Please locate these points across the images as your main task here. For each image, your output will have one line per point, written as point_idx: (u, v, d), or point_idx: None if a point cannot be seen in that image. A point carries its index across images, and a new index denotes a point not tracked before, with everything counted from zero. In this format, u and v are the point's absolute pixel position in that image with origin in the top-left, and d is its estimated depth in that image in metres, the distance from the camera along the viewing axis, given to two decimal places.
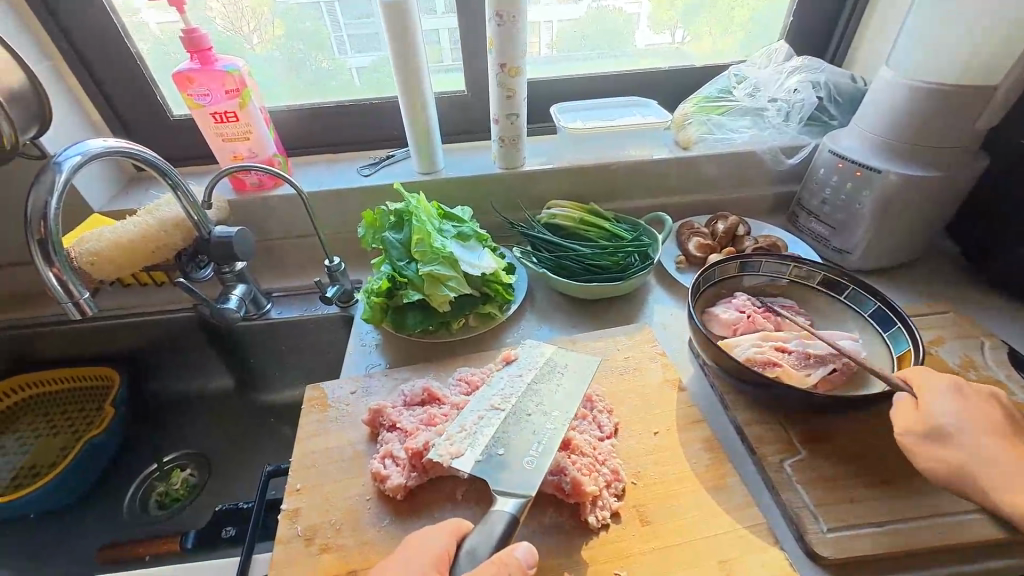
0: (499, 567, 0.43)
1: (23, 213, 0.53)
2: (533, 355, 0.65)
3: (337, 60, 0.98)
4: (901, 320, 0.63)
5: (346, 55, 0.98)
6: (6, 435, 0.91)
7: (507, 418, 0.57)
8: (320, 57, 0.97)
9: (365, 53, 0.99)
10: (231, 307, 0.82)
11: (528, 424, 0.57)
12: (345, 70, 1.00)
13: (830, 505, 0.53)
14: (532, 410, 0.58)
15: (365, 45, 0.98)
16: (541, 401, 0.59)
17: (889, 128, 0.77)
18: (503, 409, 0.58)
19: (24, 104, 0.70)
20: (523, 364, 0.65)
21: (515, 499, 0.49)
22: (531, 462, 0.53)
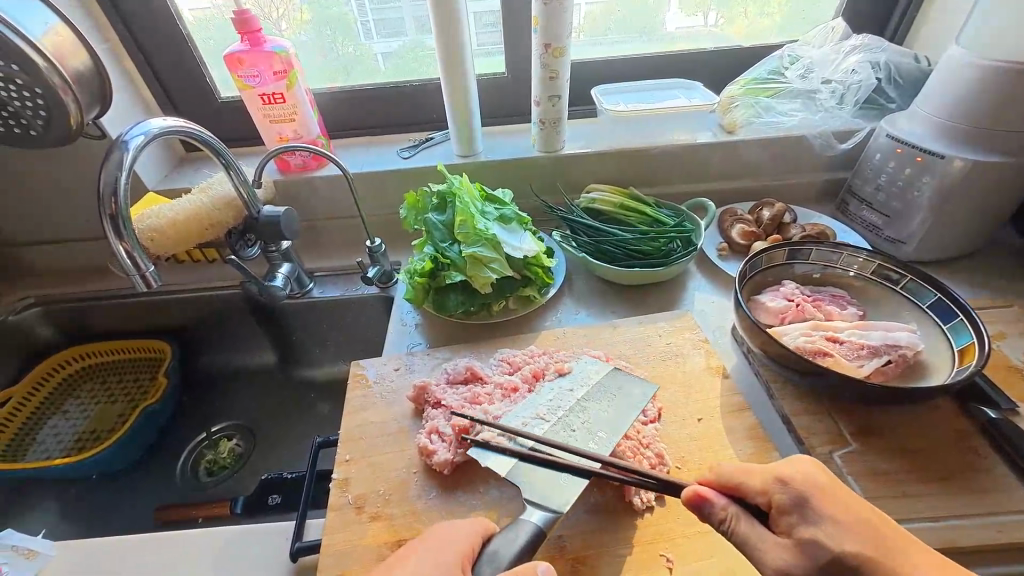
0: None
1: (96, 189, 0.55)
2: (587, 372, 0.63)
3: (363, 45, 0.98)
4: (964, 312, 0.60)
5: (372, 40, 0.98)
6: (69, 400, 0.96)
7: (552, 429, 0.56)
8: (345, 44, 0.98)
9: (393, 39, 0.99)
10: (277, 286, 0.85)
11: (571, 439, 0.55)
12: (369, 56, 1.00)
13: (883, 498, 0.52)
14: (577, 426, 0.56)
15: (392, 32, 0.98)
16: (590, 418, 0.57)
17: (955, 111, 0.73)
18: (550, 419, 0.57)
19: (88, 85, 0.73)
20: (576, 379, 0.63)
21: (543, 511, 0.49)
22: (566, 480, 0.52)
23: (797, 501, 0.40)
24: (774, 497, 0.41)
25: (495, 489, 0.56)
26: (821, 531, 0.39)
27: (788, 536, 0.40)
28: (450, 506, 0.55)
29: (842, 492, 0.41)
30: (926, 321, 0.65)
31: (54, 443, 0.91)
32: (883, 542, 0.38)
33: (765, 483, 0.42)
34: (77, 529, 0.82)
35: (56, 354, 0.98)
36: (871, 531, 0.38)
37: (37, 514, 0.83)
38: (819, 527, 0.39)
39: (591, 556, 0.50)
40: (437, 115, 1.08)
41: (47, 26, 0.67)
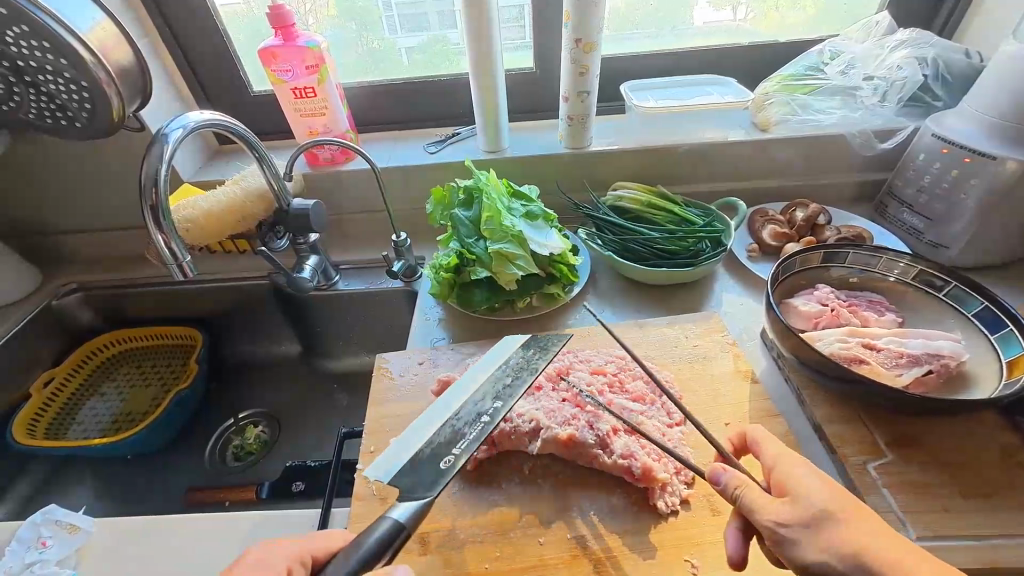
0: None
1: (137, 181, 0.57)
2: (506, 350, 0.61)
3: (388, 40, 0.99)
4: (1015, 321, 0.58)
5: (395, 34, 0.98)
6: (107, 383, 1.00)
7: (456, 415, 0.53)
8: (370, 39, 0.98)
9: (415, 34, 0.99)
10: (304, 278, 0.87)
11: (465, 418, 0.53)
12: (394, 51, 1.01)
13: (921, 512, 0.50)
14: (475, 404, 0.54)
15: (415, 25, 0.97)
16: (484, 404, 0.54)
17: (1009, 110, 0.69)
18: (450, 408, 0.54)
19: (130, 79, 0.75)
20: (492, 356, 0.60)
21: (408, 507, 0.44)
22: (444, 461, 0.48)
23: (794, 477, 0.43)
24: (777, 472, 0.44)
25: (517, 486, 0.56)
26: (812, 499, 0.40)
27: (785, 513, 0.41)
28: (473, 501, 0.55)
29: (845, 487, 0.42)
30: (972, 330, 0.62)
31: (92, 423, 0.94)
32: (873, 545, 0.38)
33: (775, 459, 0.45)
34: (112, 506, 0.85)
35: (95, 338, 1.02)
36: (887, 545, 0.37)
37: (78, 491, 0.87)
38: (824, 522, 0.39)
39: (614, 557, 0.50)
40: (461, 110, 1.07)
41: (93, 21, 0.69)
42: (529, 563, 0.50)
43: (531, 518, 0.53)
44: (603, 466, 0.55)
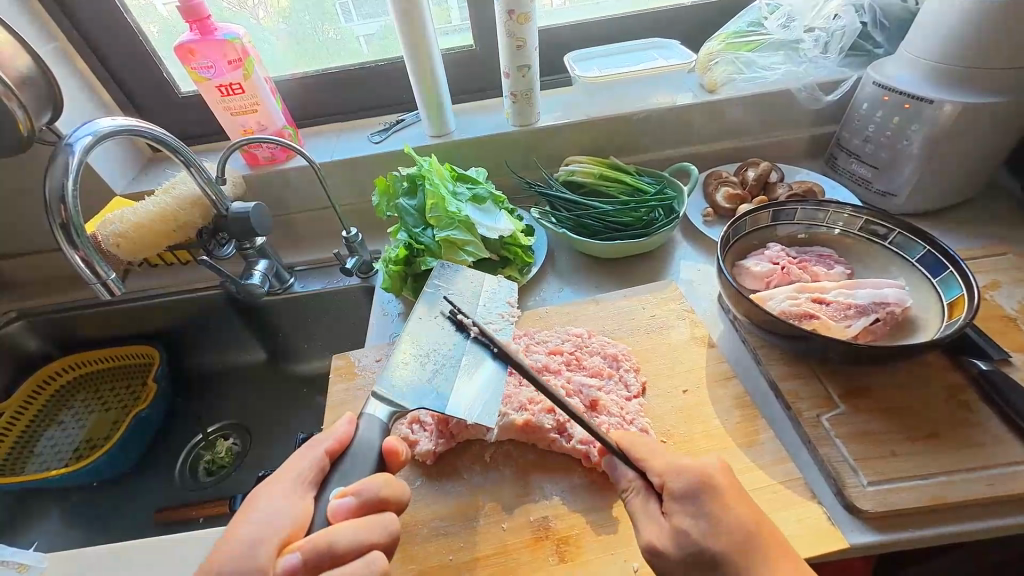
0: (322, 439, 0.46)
1: (43, 197, 0.54)
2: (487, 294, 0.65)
3: (345, 28, 0.95)
4: (953, 263, 0.59)
5: (351, 22, 0.94)
6: (63, 411, 0.96)
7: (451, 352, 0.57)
8: (327, 27, 0.94)
9: (372, 19, 0.95)
10: (254, 283, 0.84)
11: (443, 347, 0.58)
12: (353, 39, 0.97)
13: (872, 459, 0.51)
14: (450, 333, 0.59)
15: (370, 12, 0.93)
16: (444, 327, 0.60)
17: (944, 51, 0.69)
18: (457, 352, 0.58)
19: (33, 87, 0.70)
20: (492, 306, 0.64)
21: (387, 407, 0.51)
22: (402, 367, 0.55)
23: (687, 493, 0.43)
24: (666, 481, 0.45)
25: (480, 476, 0.56)
26: (691, 525, 0.42)
27: (664, 522, 0.44)
28: (436, 493, 0.55)
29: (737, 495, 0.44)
30: (916, 276, 0.63)
31: (52, 454, 0.91)
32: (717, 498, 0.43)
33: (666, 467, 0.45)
34: (81, 534, 0.83)
35: (44, 367, 0.97)
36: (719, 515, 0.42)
37: (41, 524, 0.84)
38: (692, 521, 0.42)
39: (576, 535, 0.50)
40: (405, 96, 1.04)
41: None
42: (492, 550, 0.50)
43: (493, 505, 0.53)
44: (562, 448, 0.55)
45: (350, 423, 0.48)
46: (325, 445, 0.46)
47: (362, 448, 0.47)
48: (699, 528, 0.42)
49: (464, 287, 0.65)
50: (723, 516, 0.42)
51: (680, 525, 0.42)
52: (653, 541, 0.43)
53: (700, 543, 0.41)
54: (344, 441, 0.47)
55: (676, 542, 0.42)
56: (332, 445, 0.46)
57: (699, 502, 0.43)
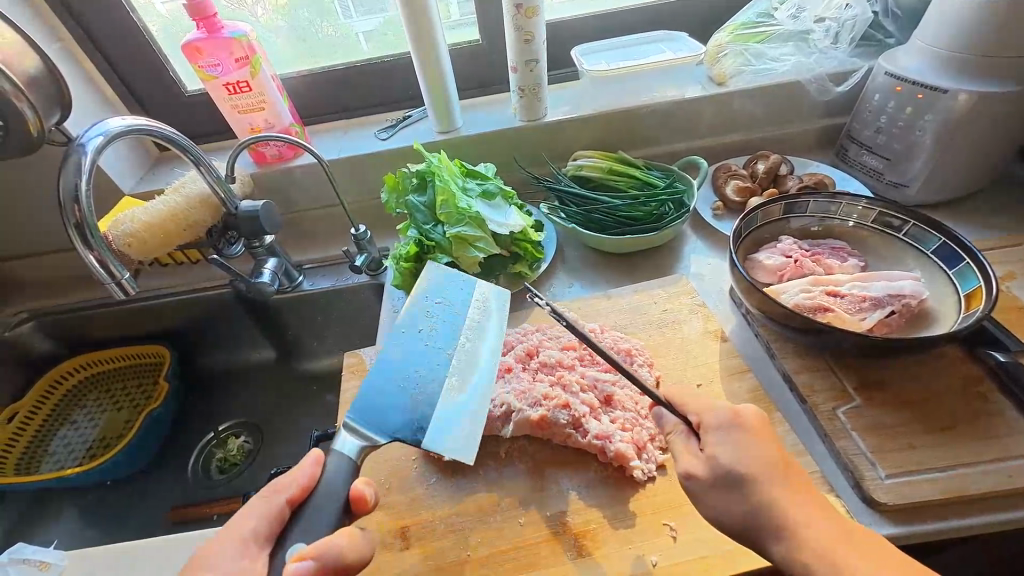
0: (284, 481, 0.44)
1: (57, 198, 0.54)
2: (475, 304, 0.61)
3: (343, 26, 0.95)
4: (970, 254, 0.58)
5: (350, 20, 0.94)
6: (76, 411, 0.97)
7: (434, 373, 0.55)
8: (324, 26, 0.94)
9: (371, 16, 0.94)
10: (264, 281, 0.84)
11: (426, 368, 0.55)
12: (352, 37, 0.96)
13: (890, 452, 0.51)
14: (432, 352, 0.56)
15: (370, 8, 0.93)
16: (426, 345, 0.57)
17: (958, 41, 0.68)
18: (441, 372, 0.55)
19: (42, 88, 0.70)
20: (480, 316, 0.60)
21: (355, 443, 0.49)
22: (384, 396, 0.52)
23: (722, 425, 0.45)
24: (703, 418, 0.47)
25: (496, 472, 0.56)
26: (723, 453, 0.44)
27: (701, 453, 0.45)
28: (452, 489, 0.55)
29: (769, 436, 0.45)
30: (931, 267, 0.62)
31: (66, 453, 0.92)
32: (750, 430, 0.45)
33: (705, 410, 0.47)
34: (96, 532, 0.84)
35: (57, 367, 0.98)
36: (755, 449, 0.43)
37: (57, 522, 0.84)
38: (723, 448, 0.44)
39: (594, 530, 0.50)
40: (411, 91, 1.03)
41: None
42: (510, 545, 0.50)
43: (510, 501, 0.53)
44: (577, 443, 0.55)
45: (316, 464, 0.45)
46: (282, 495, 0.43)
47: (327, 493, 0.44)
48: (730, 456, 0.43)
49: (455, 291, 0.61)
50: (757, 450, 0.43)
51: (713, 451, 0.44)
52: (689, 467, 0.45)
53: (729, 470, 0.43)
54: (309, 484, 0.44)
55: (710, 468, 0.44)
56: (294, 492, 0.43)
57: (731, 434, 0.44)
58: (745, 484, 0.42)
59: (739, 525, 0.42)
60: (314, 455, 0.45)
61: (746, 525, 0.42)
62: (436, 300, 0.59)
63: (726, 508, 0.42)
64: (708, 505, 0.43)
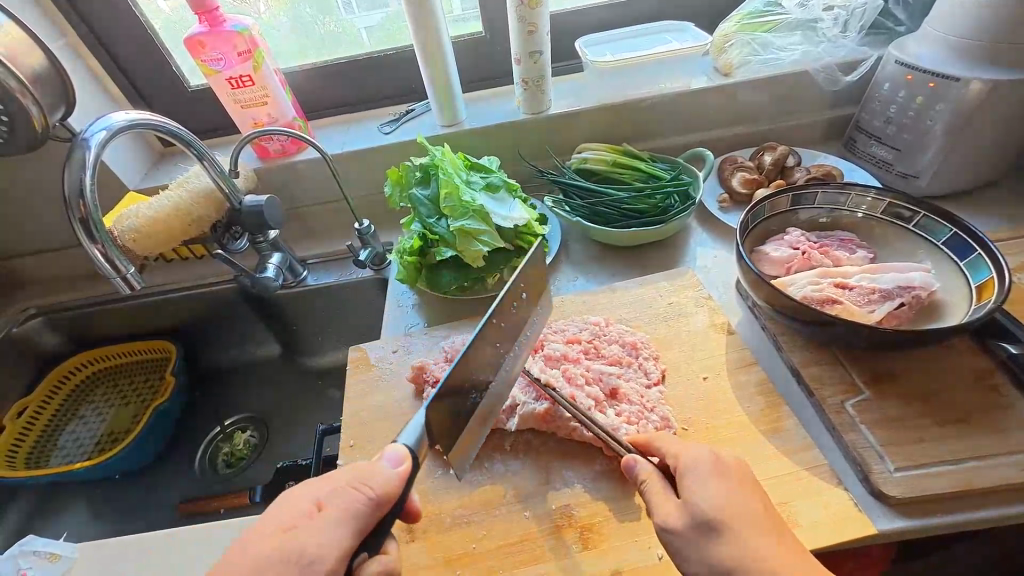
0: (363, 486, 0.40)
1: (62, 193, 0.54)
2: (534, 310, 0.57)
3: (346, 21, 0.94)
4: (982, 245, 0.57)
5: (353, 15, 0.94)
6: (84, 406, 0.98)
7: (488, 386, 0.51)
8: (327, 21, 0.94)
9: (372, 12, 0.94)
10: (269, 277, 0.84)
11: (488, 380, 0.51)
12: (354, 32, 0.96)
13: (899, 445, 0.51)
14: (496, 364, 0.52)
15: (372, 3, 0.93)
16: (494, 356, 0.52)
17: (971, 28, 0.67)
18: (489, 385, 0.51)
19: (48, 84, 0.70)
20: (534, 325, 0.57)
21: (413, 430, 0.44)
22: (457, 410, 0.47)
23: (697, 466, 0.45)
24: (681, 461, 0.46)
25: (501, 465, 0.56)
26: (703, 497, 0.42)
27: (678, 500, 0.43)
28: (458, 483, 0.55)
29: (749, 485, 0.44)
30: (942, 259, 0.62)
31: (75, 448, 0.93)
32: (731, 476, 0.44)
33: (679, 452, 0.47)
34: (105, 526, 0.84)
35: (65, 362, 0.98)
36: (737, 496, 0.42)
37: (67, 516, 0.85)
38: (703, 492, 0.42)
39: (600, 523, 0.50)
40: (414, 85, 1.02)
41: None
42: (516, 538, 0.50)
43: (515, 494, 0.53)
44: (582, 437, 0.55)
45: (399, 477, 0.41)
46: (379, 506, 0.40)
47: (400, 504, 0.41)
48: (710, 502, 0.42)
49: (534, 280, 0.56)
50: (737, 493, 0.43)
51: (691, 498, 0.42)
52: (665, 515, 0.43)
53: (706, 518, 0.41)
54: (394, 495, 0.40)
55: (686, 517, 0.42)
56: (382, 505, 0.40)
57: (708, 477, 0.44)
58: (733, 537, 0.40)
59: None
60: (396, 458, 0.42)
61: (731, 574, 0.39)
62: (517, 285, 0.52)
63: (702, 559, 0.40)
64: (685, 558, 0.41)
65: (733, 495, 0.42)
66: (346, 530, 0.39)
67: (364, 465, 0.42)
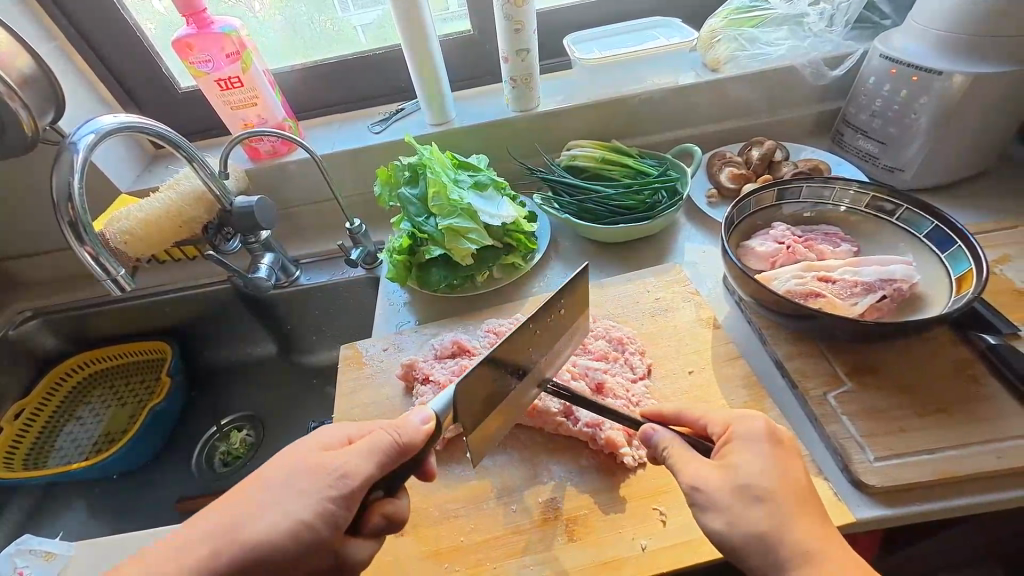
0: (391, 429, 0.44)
1: (51, 197, 0.54)
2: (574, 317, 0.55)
3: (341, 19, 0.95)
4: (962, 237, 0.58)
5: (349, 13, 0.94)
6: (81, 406, 0.98)
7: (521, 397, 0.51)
8: (324, 18, 0.94)
9: (367, 9, 0.94)
10: (261, 277, 0.85)
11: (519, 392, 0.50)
12: (349, 29, 0.96)
13: (879, 435, 0.51)
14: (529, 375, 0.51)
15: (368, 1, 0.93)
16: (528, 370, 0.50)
17: (953, 21, 0.67)
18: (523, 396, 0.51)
19: (37, 87, 0.71)
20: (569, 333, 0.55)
21: (443, 397, 0.45)
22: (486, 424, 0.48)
23: (749, 434, 0.44)
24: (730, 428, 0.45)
25: (490, 459, 0.56)
26: (749, 463, 0.42)
27: (720, 465, 0.43)
28: (446, 478, 0.55)
29: (792, 455, 0.44)
30: (924, 251, 0.62)
31: (72, 448, 0.94)
32: (781, 447, 0.44)
33: (726, 421, 0.46)
34: (103, 524, 0.85)
35: (61, 363, 0.99)
36: (784, 468, 0.42)
37: (66, 515, 0.86)
38: (752, 459, 0.42)
39: (585, 515, 0.51)
40: (403, 85, 1.03)
41: None
42: (504, 531, 0.51)
43: (503, 488, 0.54)
44: (569, 431, 0.56)
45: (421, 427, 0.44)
46: (401, 453, 0.43)
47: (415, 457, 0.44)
48: (753, 469, 0.42)
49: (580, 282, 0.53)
50: (780, 463, 0.42)
51: (738, 464, 0.42)
52: (701, 478, 0.42)
53: (751, 484, 0.41)
54: (411, 443, 0.43)
55: (724, 482, 0.42)
56: (401, 446, 0.43)
57: (763, 445, 0.43)
58: (762, 511, 0.40)
59: (750, 539, 0.40)
60: (424, 415, 0.44)
61: (761, 539, 0.39)
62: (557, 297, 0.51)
63: (735, 524, 0.40)
64: (711, 517, 0.41)
65: (781, 465, 0.42)
66: (371, 463, 0.43)
67: (397, 418, 0.45)
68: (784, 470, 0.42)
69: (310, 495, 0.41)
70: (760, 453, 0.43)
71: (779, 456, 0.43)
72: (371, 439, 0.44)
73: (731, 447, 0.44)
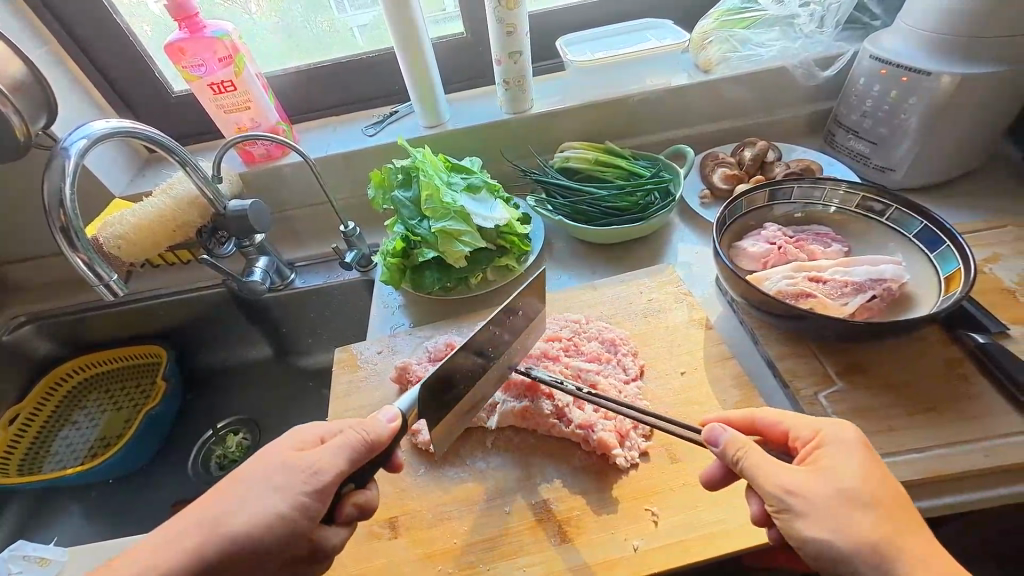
0: (359, 428, 0.46)
1: (42, 203, 0.54)
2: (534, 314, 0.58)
3: (337, 19, 0.94)
4: (950, 237, 0.58)
5: (345, 14, 0.94)
6: (77, 411, 0.98)
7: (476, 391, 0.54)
8: (320, 19, 0.94)
9: (364, 10, 0.94)
10: (255, 280, 0.84)
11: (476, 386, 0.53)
12: (345, 30, 0.96)
13: (868, 434, 0.52)
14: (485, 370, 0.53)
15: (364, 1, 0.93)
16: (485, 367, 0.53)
17: (942, 22, 0.68)
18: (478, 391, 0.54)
19: (28, 93, 0.71)
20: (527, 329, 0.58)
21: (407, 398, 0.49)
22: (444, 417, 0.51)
23: (841, 440, 0.42)
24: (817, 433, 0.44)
25: (483, 461, 0.57)
26: (847, 470, 0.40)
27: (814, 472, 0.41)
28: (440, 480, 0.56)
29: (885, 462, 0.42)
30: (914, 251, 0.63)
31: (68, 453, 0.94)
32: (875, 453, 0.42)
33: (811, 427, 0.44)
34: (99, 529, 0.85)
35: (56, 368, 0.99)
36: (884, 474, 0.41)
37: (62, 520, 0.86)
38: (848, 465, 0.41)
39: (578, 516, 0.51)
40: (397, 87, 1.03)
41: None
42: (497, 532, 0.51)
43: (496, 489, 0.54)
44: (561, 432, 0.56)
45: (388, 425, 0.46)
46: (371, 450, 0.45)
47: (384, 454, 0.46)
48: (851, 475, 0.40)
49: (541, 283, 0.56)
50: (876, 469, 0.41)
51: (836, 470, 0.40)
52: (796, 484, 0.40)
53: (854, 490, 0.39)
54: (380, 442, 0.45)
55: (823, 487, 0.40)
56: (371, 444, 0.45)
57: (858, 452, 0.42)
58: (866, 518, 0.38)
59: (860, 548, 0.37)
60: (391, 415, 0.47)
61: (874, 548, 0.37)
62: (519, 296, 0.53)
63: (841, 531, 0.38)
64: (808, 525, 0.39)
65: (879, 472, 0.41)
66: (343, 458, 0.44)
67: (365, 417, 0.47)
68: (881, 477, 0.40)
69: (286, 491, 0.42)
70: (857, 459, 0.41)
71: (874, 463, 0.41)
72: (341, 439, 0.45)
73: (824, 453, 0.42)
